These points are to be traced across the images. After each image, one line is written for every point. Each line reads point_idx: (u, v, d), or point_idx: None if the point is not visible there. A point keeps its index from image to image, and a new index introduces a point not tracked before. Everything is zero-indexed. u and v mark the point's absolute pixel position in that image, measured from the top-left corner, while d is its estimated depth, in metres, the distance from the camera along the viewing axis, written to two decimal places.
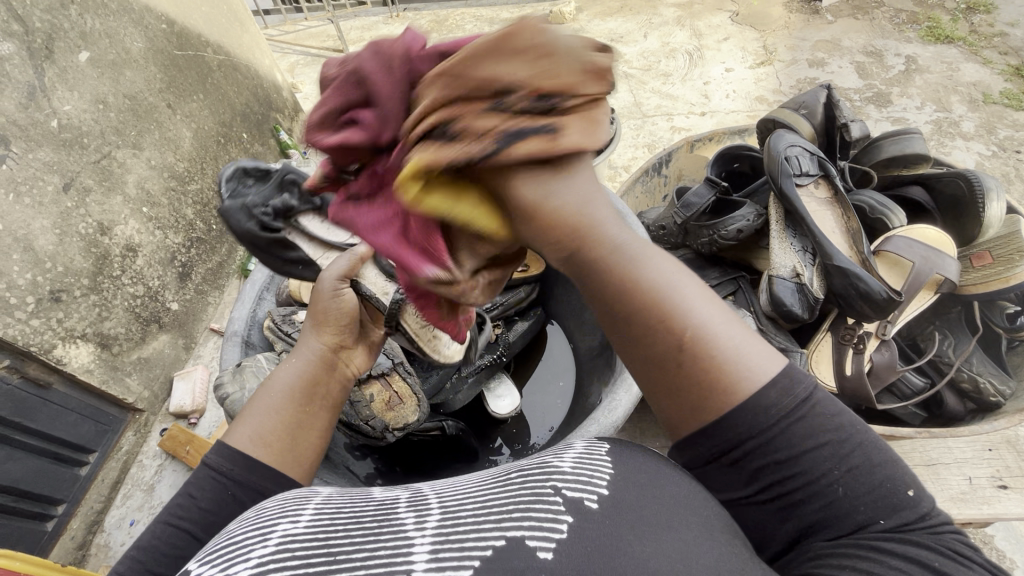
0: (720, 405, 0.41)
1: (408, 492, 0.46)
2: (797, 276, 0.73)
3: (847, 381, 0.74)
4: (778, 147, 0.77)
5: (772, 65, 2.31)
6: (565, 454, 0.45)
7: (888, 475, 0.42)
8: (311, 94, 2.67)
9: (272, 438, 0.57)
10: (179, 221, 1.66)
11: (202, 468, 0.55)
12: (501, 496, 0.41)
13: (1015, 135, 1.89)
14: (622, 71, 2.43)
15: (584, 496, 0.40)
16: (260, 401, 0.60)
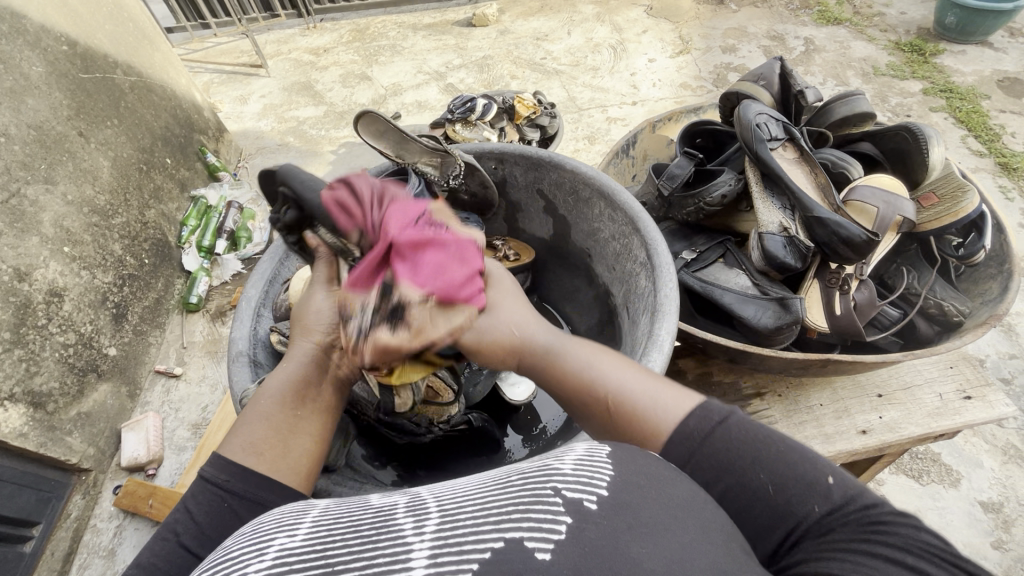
0: (643, 440, 0.48)
1: (408, 496, 0.45)
2: (786, 230, 0.78)
3: (838, 321, 0.79)
4: (748, 116, 0.83)
5: (689, 53, 2.46)
6: (567, 454, 0.44)
7: (805, 468, 0.44)
8: (232, 114, 2.55)
9: (257, 438, 0.54)
10: (106, 258, 1.52)
11: (196, 481, 0.51)
12: (502, 498, 0.40)
13: (904, 101, 2.12)
14: (552, 68, 2.50)
15: (583, 497, 0.39)
16: (252, 410, 0.56)
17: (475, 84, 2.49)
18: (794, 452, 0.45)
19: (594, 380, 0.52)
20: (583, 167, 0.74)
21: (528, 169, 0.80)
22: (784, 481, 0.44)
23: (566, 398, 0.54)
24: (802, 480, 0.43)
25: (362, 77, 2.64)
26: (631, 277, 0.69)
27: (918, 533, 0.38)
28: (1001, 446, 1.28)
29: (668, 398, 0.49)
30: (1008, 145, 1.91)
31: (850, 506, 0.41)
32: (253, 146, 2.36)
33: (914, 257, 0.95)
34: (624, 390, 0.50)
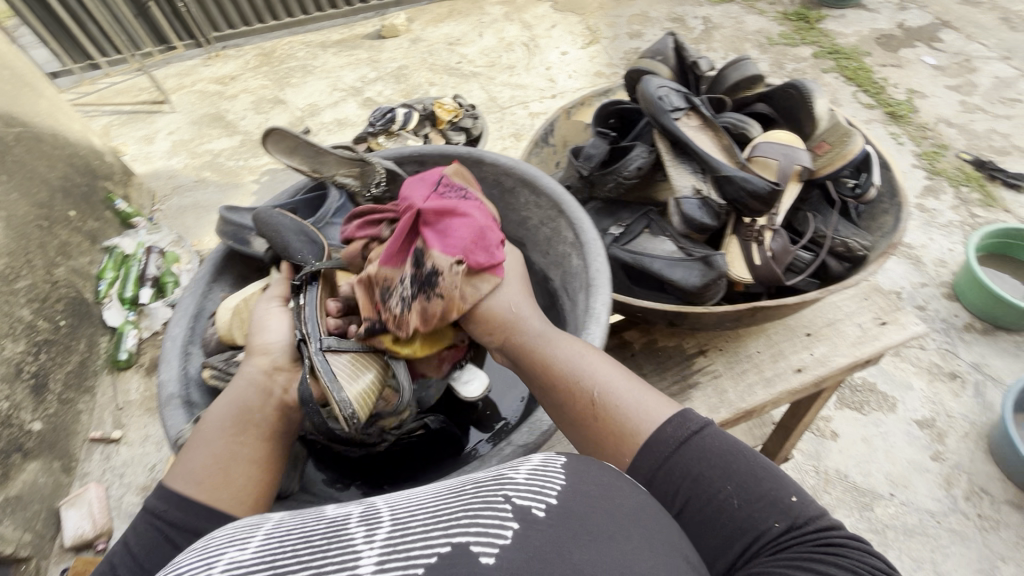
0: (618, 435, 0.55)
1: (362, 507, 0.44)
2: (699, 193, 0.82)
3: (759, 270, 0.84)
4: (650, 90, 0.87)
5: (599, 42, 2.54)
6: (521, 465, 0.47)
7: (770, 486, 0.50)
8: (138, 155, 2.39)
9: (198, 467, 0.54)
10: (15, 326, 1.40)
11: (139, 515, 0.52)
12: (455, 507, 0.41)
13: (799, 66, 2.28)
14: (469, 71, 2.52)
15: (532, 505, 0.41)
16: (196, 437, 0.57)
17: (394, 96, 2.46)
18: (763, 469, 0.51)
19: (584, 374, 0.59)
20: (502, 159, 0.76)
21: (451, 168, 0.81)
22: (751, 494, 0.49)
23: (552, 398, 0.61)
24: (768, 496, 0.49)
25: (275, 102, 2.55)
26: (563, 258, 0.72)
27: (862, 555, 0.44)
28: (925, 367, 1.40)
29: (650, 403, 0.57)
30: (893, 95, 2.09)
31: (809, 525, 0.47)
32: (166, 186, 2.23)
33: (818, 203, 1.00)
34: (612, 386, 0.58)
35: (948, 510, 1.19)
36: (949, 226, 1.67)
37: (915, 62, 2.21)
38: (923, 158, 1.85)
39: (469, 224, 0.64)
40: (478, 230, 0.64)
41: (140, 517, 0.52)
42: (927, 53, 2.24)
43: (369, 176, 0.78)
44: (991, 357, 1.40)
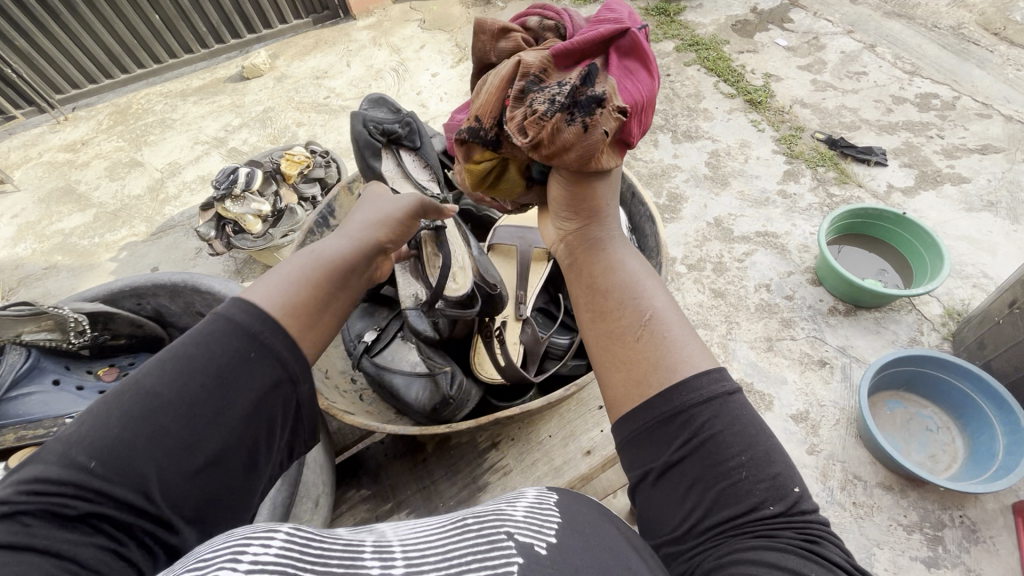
0: (655, 354, 0.58)
1: (372, 534, 0.46)
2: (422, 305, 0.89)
3: (506, 370, 0.87)
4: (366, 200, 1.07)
5: (468, 59, 2.49)
6: (518, 503, 0.51)
7: (780, 472, 0.52)
8: None
9: (293, 299, 0.59)
10: None
11: (218, 316, 0.56)
12: (461, 547, 0.44)
13: (663, 61, 2.29)
14: (337, 105, 2.40)
15: (534, 543, 0.45)
16: (295, 269, 0.63)
17: (260, 142, 2.32)
18: (777, 455, 0.53)
19: (643, 296, 0.63)
20: (218, 286, 0.83)
21: (172, 296, 0.87)
22: (758, 466, 0.52)
23: (595, 302, 0.66)
24: (772, 478, 0.52)
25: (131, 165, 2.36)
26: None
27: (835, 549, 0.50)
28: (797, 358, 1.42)
29: (697, 348, 0.58)
30: (751, 82, 2.13)
31: (795, 510, 0.51)
32: (12, 278, 2.01)
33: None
34: (664, 312, 0.61)
35: (826, 503, 1.20)
36: (809, 209, 1.72)
37: (769, 45, 2.27)
38: (781, 143, 1.90)
39: (646, 92, 0.69)
40: (648, 99, 0.70)
41: (218, 320, 0.55)
42: (780, 35, 2.30)
43: (70, 326, 0.80)
44: (855, 337, 1.44)
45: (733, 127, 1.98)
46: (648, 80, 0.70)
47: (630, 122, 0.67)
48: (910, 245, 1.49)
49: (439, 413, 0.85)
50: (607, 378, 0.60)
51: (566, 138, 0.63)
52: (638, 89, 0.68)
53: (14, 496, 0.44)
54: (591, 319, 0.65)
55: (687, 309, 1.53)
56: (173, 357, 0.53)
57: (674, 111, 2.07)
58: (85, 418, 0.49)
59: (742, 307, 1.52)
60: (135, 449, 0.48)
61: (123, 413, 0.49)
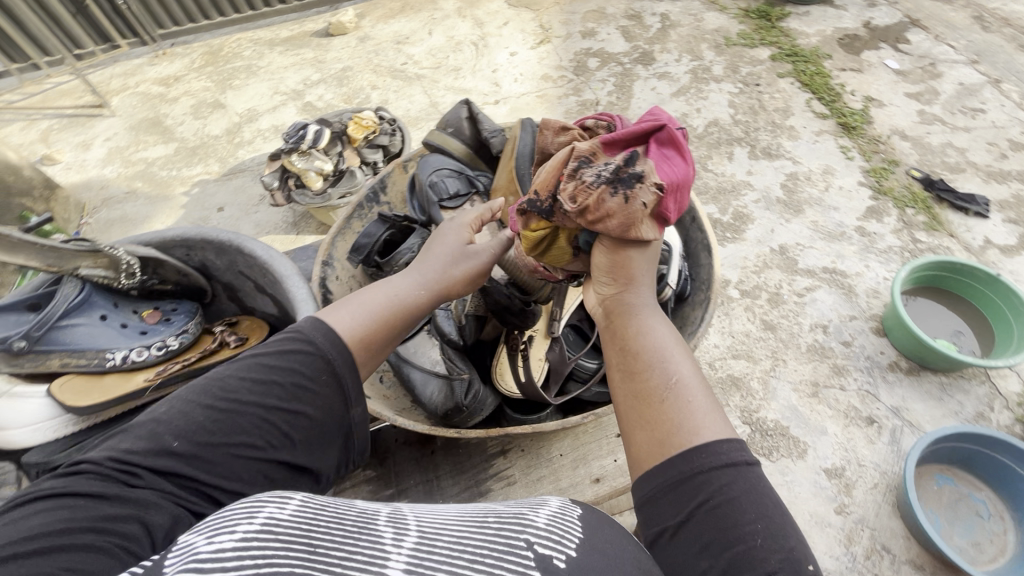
0: (672, 422, 0.59)
1: (391, 510, 0.53)
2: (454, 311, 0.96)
3: (525, 388, 0.89)
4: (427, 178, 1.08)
5: (550, 42, 2.42)
6: (542, 510, 0.56)
7: (794, 548, 0.52)
8: (73, 163, 2.32)
9: (365, 330, 0.68)
10: None
11: (299, 334, 0.65)
12: (477, 539, 0.49)
13: (754, 69, 2.15)
14: (414, 73, 2.41)
15: (552, 555, 0.49)
16: (370, 298, 0.71)
17: (334, 100, 2.37)
18: (787, 526, 0.53)
19: (669, 363, 0.63)
20: (258, 251, 0.88)
21: (219, 254, 0.95)
22: (770, 537, 0.52)
23: (622, 361, 0.67)
24: (786, 550, 0.52)
25: (215, 106, 2.46)
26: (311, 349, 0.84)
27: None
28: (843, 411, 1.32)
29: (715, 420, 0.59)
30: (849, 104, 1.97)
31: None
32: (98, 198, 2.17)
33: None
34: (690, 384, 0.61)
35: (845, 570, 1.13)
36: (888, 252, 1.58)
37: (877, 66, 2.08)
38: (870, 176, 1.75)
39: (682, 174, 0.72)
40: (684, 181, 0.73)
41: (299, 337, 0.65)
42: (891, 56, 2.11)
43: (122, 266, 0.91)
44: (913, 401, 1.33)
45: (819, 151, 1.84)
46: (684, 165, 0.74)
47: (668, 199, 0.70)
48: (1004, 317, 1.34)
49: (453, 417, 0.89)
50: (631, 439, 0.62)
51: (608, 208, 0.67)
52: (676, 172, 0.72)
53: (105, 463, 0.54)
54: (619, 381, 0.66)
55: (732, 336, 1.46)
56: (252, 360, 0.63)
57: (756, 125, 1.95)
58: (167, 406, 0.60)
59: (793, 345, 1.43)
60: (206, 432, 0.59)
61: (204, 408, 0.59)
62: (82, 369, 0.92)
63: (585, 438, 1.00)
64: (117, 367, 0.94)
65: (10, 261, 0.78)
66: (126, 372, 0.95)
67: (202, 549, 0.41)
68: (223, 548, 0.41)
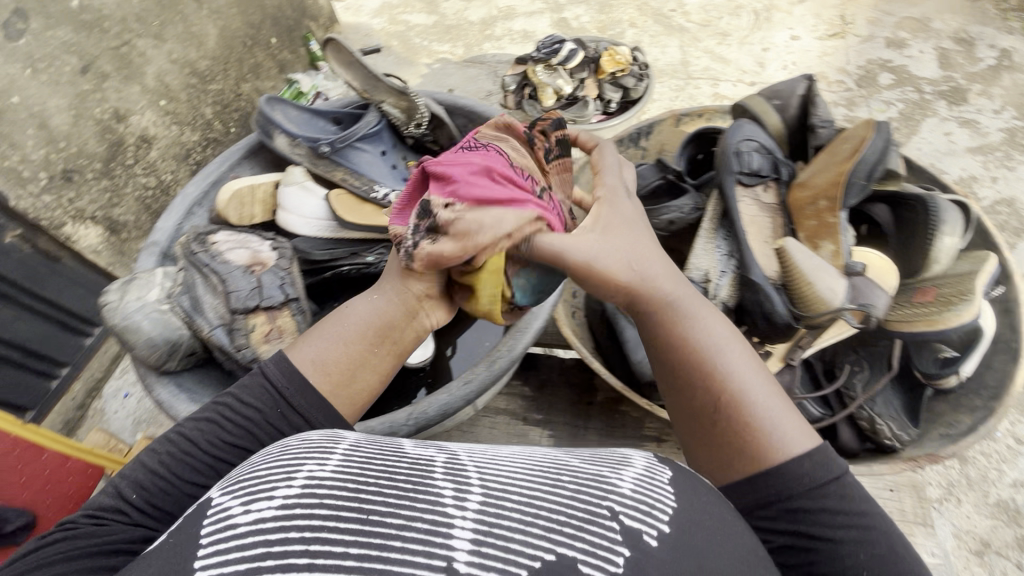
0: (746, 443, 0.63)
1: (443, 456, 0.61)
2: (709, 282, 0.94)
3: None
4: (734, 140, 1.01)
5: (844, 38, 2.08)
6: (626, 475, 0.59)
7: (884, 545, 0.60)
8: (352, 5, 2.59)
9: (328, 356, 0.72)
10: (197, 120, 1.71)
11: (263, 376, 0.72)
12: (546, 497, 0.54)
13: None
14: (678, 24, 2.24)
15: (643, 530, 0.53)
16: (332, 329, 0.74)
17: (588, 25, 2.30)
18: (874, 521, 0.61)
19: (726, 376, 0.66)
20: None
21: None
22: (864, 540, 0.60)
23: (676, 383, 0.69)
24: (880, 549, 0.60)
25: None
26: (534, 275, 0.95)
27: None
28: None
29: (792, 432, 0.63)
30: None
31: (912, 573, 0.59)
32: (359, 42, 2.42)
33: (881, 355, 1.10)
34: (750, 398, 0.65)
35: None
36: None
37: None
38: None
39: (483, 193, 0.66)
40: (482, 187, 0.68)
41: (264, 376, 0.72)
42: None
43: (414, 114, 1.06)
44: None
45: None
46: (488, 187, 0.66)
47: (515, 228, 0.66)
48: None
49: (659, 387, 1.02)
50: (706, 452, 0.67)
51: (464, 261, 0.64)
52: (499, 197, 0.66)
53: (80, 516, 0.61)
54: (676, 402, 0.69)
55: None
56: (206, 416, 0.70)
57: None
58: (133, 463, 0.67)
59: (978, 488, 1.19)
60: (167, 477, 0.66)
61: (168, 459, 0.67)
62: (354, 190, 1.03)
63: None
64: (377, 201, 1.04)
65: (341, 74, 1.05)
66: (379, 208, 1.06)
67: (243, 521, 0.50)
68: (265, 516, 0.49)
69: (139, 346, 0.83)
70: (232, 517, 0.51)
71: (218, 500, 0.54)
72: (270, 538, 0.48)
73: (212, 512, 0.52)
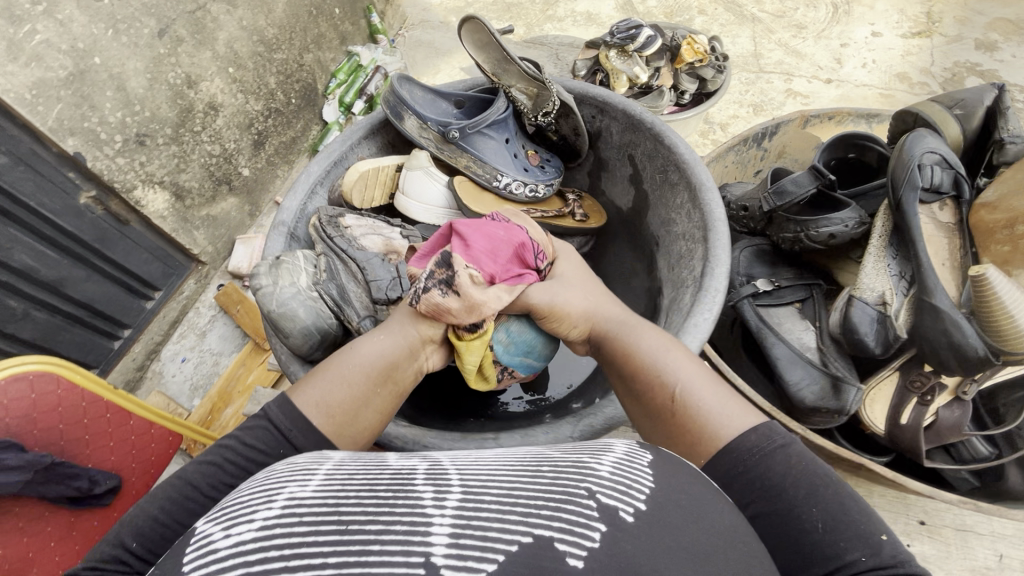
0: (696, 435, 0.56)
1: (425, 464, 0.50)
2: (883, 305, 0.85)
3: (901, 428, 0.86)
4: (915, 153, 0.87)
5: (930, 37, 1.97)
6: (605, 458, 0.48)
7: (857, 521, 0.49)
8: None
9: (331, 396, 0.62)
10: (261, 89, 1.70)
11: (262, 418, 0.60)
12: (526, 491, 0.43)
13: None
14: (751, 13, 2.14)
15: (619, 507, 0.42)
16: (335, 369, 0.65)
17: (655, 10, 2.21)
18: (851, 504, 0.50)
19: (666, 369, 0.61)
20: (681, 149, 0.87)
21: (624, 129, 0.97)
22: (832, 518, 0.49)
23: (635, 398, 0.63)
24: (852, 527, 0.48)
25: None
26: (680, 283, 0.83)
27: None
28: None
29: (734, 410, 0.56)
30: None
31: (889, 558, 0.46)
32: (417, 17, 2.37)
33: None
34: (687, 382, 0.59)
35: None
36: None
37: None
38: None
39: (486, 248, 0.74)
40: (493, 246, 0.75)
41: (260, 414, 0.60)
42: None
43: (545, 103, 0.99)
44: None
45: None
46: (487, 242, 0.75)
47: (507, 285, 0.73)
48: None
49: (810, 416, 0.89)
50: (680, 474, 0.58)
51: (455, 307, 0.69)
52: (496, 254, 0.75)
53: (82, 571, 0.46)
54: (644, 425, 0.62)
55: None
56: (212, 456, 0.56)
57: None
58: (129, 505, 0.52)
59: None
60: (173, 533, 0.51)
61: (181, 498, 0.53)
62: (476, 178, 0.99)
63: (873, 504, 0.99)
64: (499, 190, 1.00)
65: (473, 54, 1.02)
66: (500, 199, 1.01)
67: (223, 545, 0.39)
68: (242, 539, 0.39)
69: (293, 335, 0.75)
70: (212, 543, 0.40)
71: (198, 530, 0.43)
72: (249, 560, 0.37)
73: (193, 543, 0.41)
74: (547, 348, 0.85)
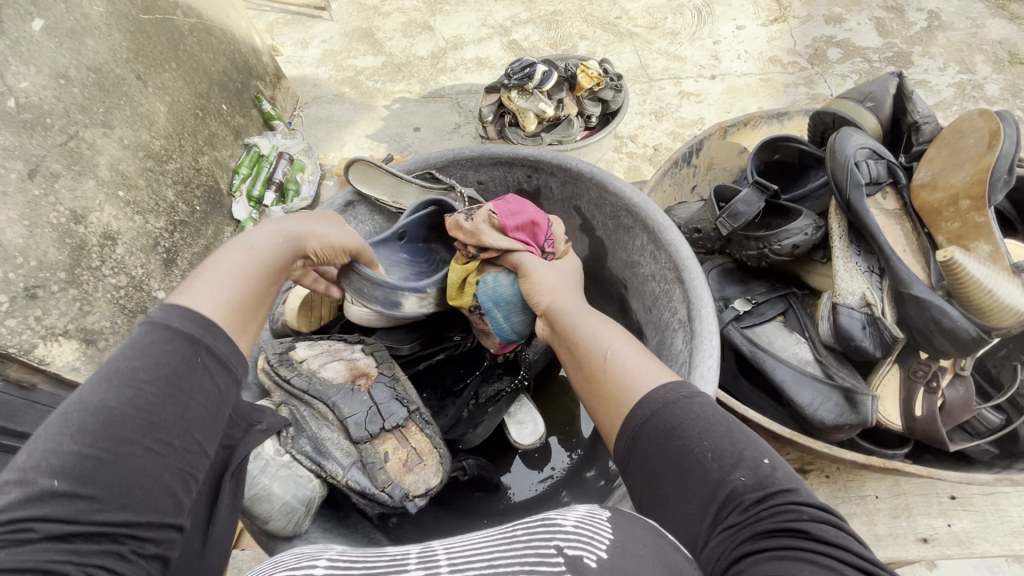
0: (620, 393, 0.62)
1: (420, 547, 0.54)
2: (869, 306, 0.87)
3: (917, 421, 0.88)
4: (848, 153, 0.93)
5: (786, 21, 2.16)
6: (570, 514, 0.53)
7: (744, 449, 0.53)
8: (292, 57, 2.49)
9: (234, 300, 0.59)
10: (159, 204, 1.58)
11: (150, 325, 0.53)
12: (509, 555, 0.48)
13: None
14: (627, 29, 2.27)
15: (583, 555, 0.46)
16: (223, 261, 0.62)
17: (540, 43, 2.29)
18: (739, 435, 0.55)
19: (602, 342, 0.68)
20: (628, 195, 0.90)
21: (569, 185, 1.00)
22: (722, 449, 0.53)
23: (573, 359, 0.71)
24: (739, 453, 0.53)
25: (423, 27, 2.48)
26: (668, 325, 0.84)
27: (836, 534, 0.46)
28: None
29: (651, 369, 0.63)
30: None
31: (772, 490, 0.50)
32: (310, 95, 2.34)
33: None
34: (617, 349, 0.66)
35: None
36: None
37: None
38: None
39: (524, 213, 0.87)
40: (530, 218, 0.87)
41: (155, 330, 0.53)
42: None
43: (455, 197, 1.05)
44: None
45: None
46: (529, 213, 0.87)
47: (511, 233, 0.85)
48: None
49: (831, 433, 0.88)
50: (603, 426, 0.64)
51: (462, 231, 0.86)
52: (529, 218, 0.87)
53: None
54: (579, 380, 0.69)
55: None
56: (120, 374, 0.49)
57: None
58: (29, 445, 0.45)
59: None
60: (108, 462, 0.47)
61: (77, 431, 0.46)
62: None
63: (905, 490, 1.02)
64: None
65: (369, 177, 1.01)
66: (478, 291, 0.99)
67: None
68: None
69: (274, 516, 0.72)
70: None
71: None
72: None
73: None
74: (519, 318, 0.88)
